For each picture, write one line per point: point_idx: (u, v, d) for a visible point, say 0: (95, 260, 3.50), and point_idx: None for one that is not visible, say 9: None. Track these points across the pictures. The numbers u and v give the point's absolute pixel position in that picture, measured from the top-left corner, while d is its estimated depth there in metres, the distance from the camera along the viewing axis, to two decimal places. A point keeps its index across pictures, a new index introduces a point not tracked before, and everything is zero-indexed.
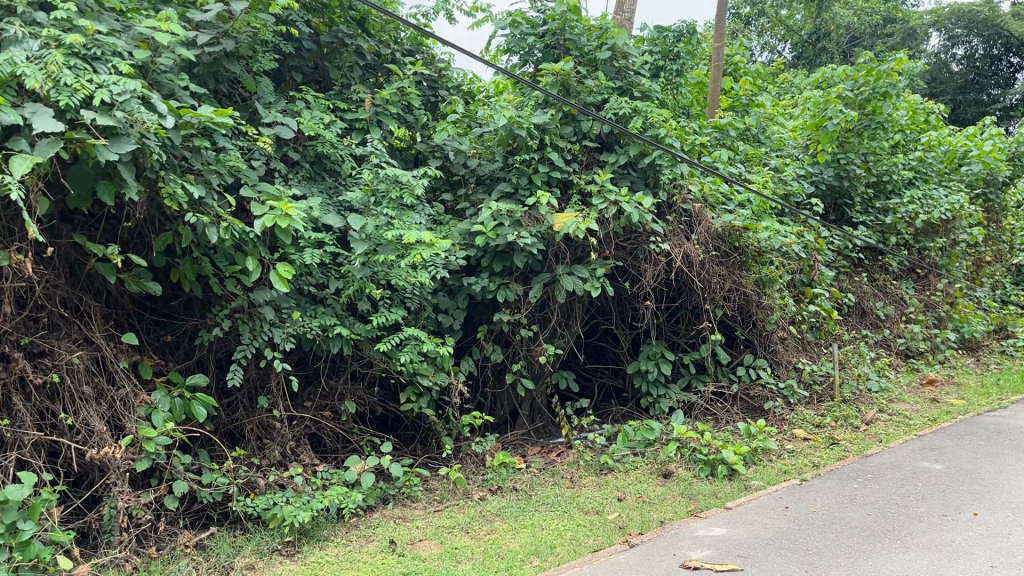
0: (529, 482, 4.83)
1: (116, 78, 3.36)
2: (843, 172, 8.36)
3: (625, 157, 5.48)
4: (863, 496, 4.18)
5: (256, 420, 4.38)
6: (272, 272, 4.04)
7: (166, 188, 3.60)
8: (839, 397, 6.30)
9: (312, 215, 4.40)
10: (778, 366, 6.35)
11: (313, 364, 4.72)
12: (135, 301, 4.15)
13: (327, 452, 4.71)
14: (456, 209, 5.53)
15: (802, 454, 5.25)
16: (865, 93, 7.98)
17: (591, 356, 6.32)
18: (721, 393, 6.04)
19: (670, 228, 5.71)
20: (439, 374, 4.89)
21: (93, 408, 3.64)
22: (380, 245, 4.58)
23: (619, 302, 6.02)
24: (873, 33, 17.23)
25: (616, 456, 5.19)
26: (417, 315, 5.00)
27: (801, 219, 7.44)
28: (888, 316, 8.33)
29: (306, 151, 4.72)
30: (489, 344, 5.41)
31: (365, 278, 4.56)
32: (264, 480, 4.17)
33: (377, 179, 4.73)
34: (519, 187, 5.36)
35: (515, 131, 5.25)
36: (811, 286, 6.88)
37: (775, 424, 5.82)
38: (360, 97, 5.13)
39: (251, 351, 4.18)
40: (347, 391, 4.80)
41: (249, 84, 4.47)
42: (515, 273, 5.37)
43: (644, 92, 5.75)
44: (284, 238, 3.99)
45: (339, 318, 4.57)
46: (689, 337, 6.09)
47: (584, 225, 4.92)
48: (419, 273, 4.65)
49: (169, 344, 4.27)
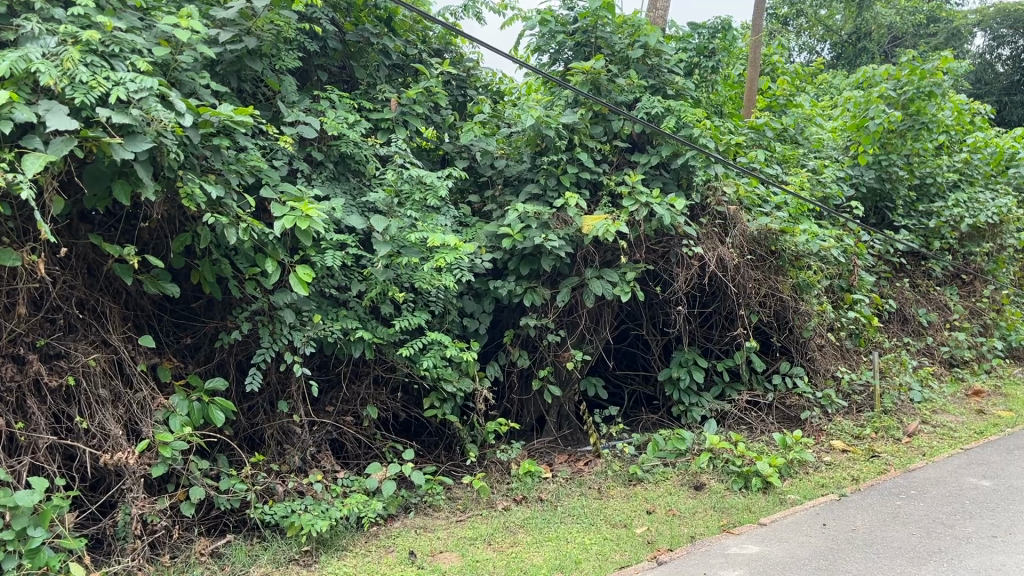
0: (555, 492, 4.69)
1: (134, 75, 3.29)
2: (884, 174, 8.10)
3: (657, 157, 5.32)
4: (906, 514, 3.97)
5: (276, 424, 4.29)
6: (292, 274, 3.96)
7: (184, 188, 3.53)
8: (880, 407, 6.06)
9: (333, 215, 4.29)
10: (816, 374, 6.13)
11: (335, 368, 4.63)
12: (155, 302, 4.09)
13: (349, 458, 4.61)
14: (483, 210, 5.40)
15: (841, 467, 5.04)
16: (909, 93, 7.76)
17: (621, 362, 6.16)
18: (756, 402, 5.84)
19: (704, 230, 5.53)
20: (463, 380, 4.77)
21: (109, 412, 3.59)
22: (404, 247, 4.48)
23: (650, 307, 5.85)
24: (916, 34, 16.79)
25: (646, 467, 5.03)
26: (442, 319, 4.89)
27: (841, 222, 7.20)
28: (931, 323, 8.04)
29: (330, 151, 4.61)
30: (516, 349, 5.28)
31: (388, 281, 4.46)
32: (283, 486, 4.09)
33: (401, 180, 4.63)
34: (547, 188, 5.22)
35: (543, 131, 5.12)
36: (850, 292, 6.66)
37: (811, 434, 5.61)
38: (386, 96, 5.03)
39: (271, 354, 4.09)
40: (370, 395, 4.69)
41: (272, 83, 4.39)
42: (543, 276, 5.23)
43: (678, 91, 5.58)
44: (304, 240, 3.91)
45: (361, 321, 4.46)
46: (723, 344, 5.90)
47: (614, 228, 4.77)
48: (443, 276, 4.54)
49: (188, 347, 4.20)
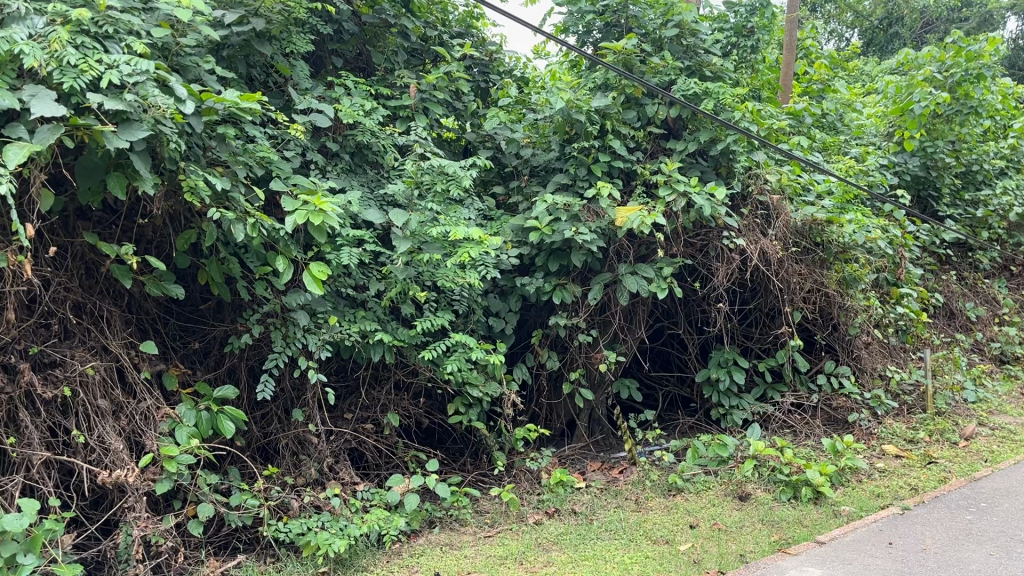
0: (590, 504, 4.37)
1: (128, 57, 3.01)
2: (930, 161, 7.78)
3: (694, 143, 4.98)
4: (980, 531, 3.61)
5: (291, 434, 4.03)
6: (305, 273, 3.66)
7: (187, 181, 3.25)
8: (933, 409, 5.68)
9: (349, 209, 4.00)
10: (863, 374, 5.76)
11: (353, 373, 4.34)
12: (160, 304, 3.83)
13: (370, 468, 4.32)
14: (508, 203, 5.10)
15: (896, 475, 4.67)
16: (956, 76, 7.26)
17: (656, 363, 5.82)
18: (800, 404, 5.48)
19: (744, 221, 5.17)
20: (490, 384, 4.46)
21: (109, 424, 3.33)
22: (426, 243, 4.19)
23: (687, 303, 5.52)
24: (950, 17, 16.15)
25: (686, 475, 4.69)
26: (466, 319, 4.58)
27: (885, 212, 6.81)
28: (979, 318, 7.61)
29: (346, 141, 4.33)
30: (545, 350, 4.96)
31: (408, 279, 4.14)
32: (299, 501, 3.82)
33: (422, 170, 4.30)
34: (577, 178, 4.89)
35: (573, 116, 4.80)
36: (897, 286, 6.26)
37: (862, 439, 5.24)
38: (405, 82, 4.73)
39: (284, 359, 3.80)
40: (391, 402, 4.40)
41: (282, 69, 4.10)
42: (573, 273, 4.91)
43: (716, 73, 5.24)
44: (318, 237, 3.61)
45: (381, 323, 4.16)
46: (764, 343, 5.55)
47: (650, 220, 4.44)
48: (468, 273, 4.23)
49: (196, 352, 3.95)
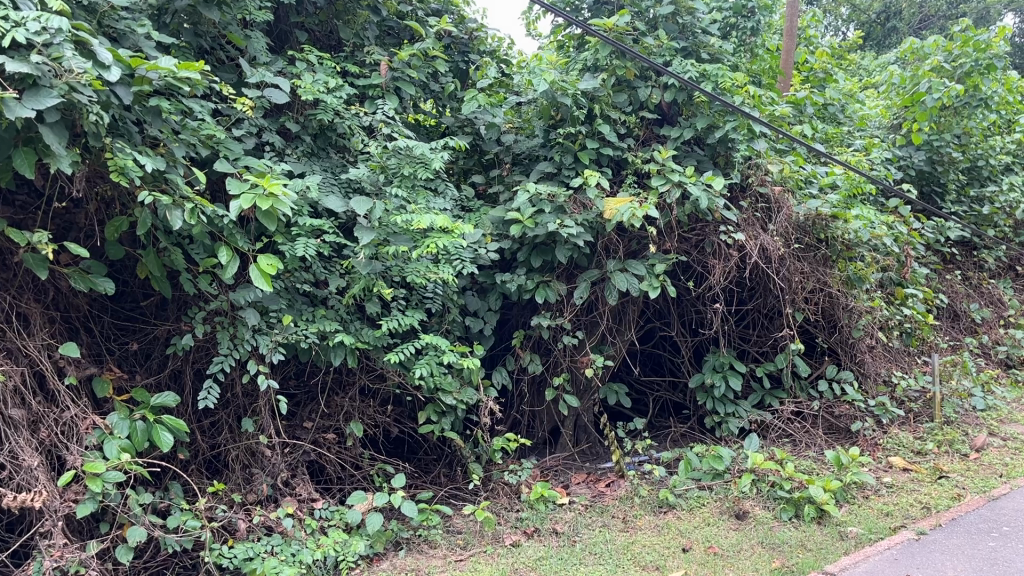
0: (573, 522, 3.98)
1: (38, 13, 2.61)
2: (935, 156, 7.41)
3: (691, 130, 4.59)
4: (1007, 562, 3.26)
5: (241, 446, 3.64)
6: (253, 267, 3.23)
7: (113, 161, 2.85)
8: (941, 418, 5.32)
9: (307, 195, 3.59)
10: (866, 380, 5.40)
11: (313, 378, 3.95)
12: (92, 301, 3.43)
13: (332, 482, 3.94)
14: (488, 193, 4.71)
15: (905, 492, 4.30)
16: (966, 66, 6.91)
17: (646, 366, 5.45)
18: (799, 412, 5.12)
19: (744, 215, 4.79)
20: (465, 390, 4.07)
21: (23, 438, 2.95)
22: (393, 235, 3.78)
23: (680, 303, 5.14)
24: (948, 14, 15.77)
25: (679, 491, 4.30)
26: (440, 319, 4.17)
27: (890, 208, 6.46)
28: (984, 319, 7.23)
29: (308, 122, 3.94)
30: (526, 353, 4.58)
31: (373, 275, 3.74)
32: (247, 522, 3.43)
33: (390, 154, 3.90)
34: (563, 166, 4.49)
35: (558, 99, 4.39)
36: (902, 286, 5.91)
37: (867, 450, 4.87)
38: (375, 58, 4.32)
39: (230, 363, 3.39)
40: (356, 409, 4.00)
41: (235, 39, 3.69)
42: (558, 269, 4.52)
43: (714, 55, 4.84)
44: (268, 225, 3.19)
45: (343, 323, 3.76)
46: (762, 346, 5.18)
47: (642, 212, 4.05)
48: (441, 268, 3.84)
49: (134, 355, 3.56)
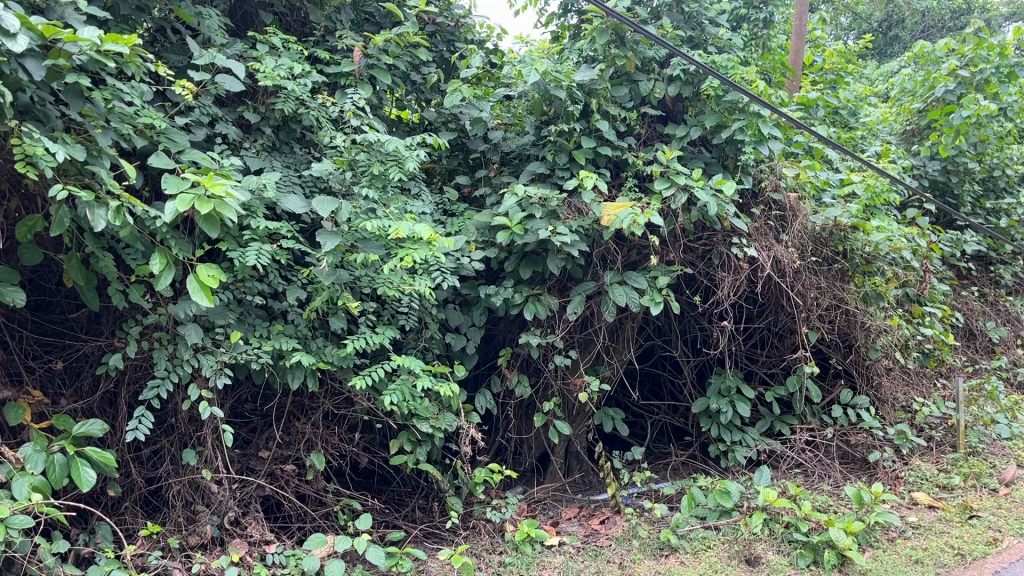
0: (563, 568, 3.50)
1: None
2: (950, 165, 6.98)
3: (697, 129, 4.14)
4: None
5: (183, 480, 3.18)
6: (191, 277, 2.76)
7: (20, 148, 2.39)
8: (966, 448, 4.85)
9: (262, 194, 3.13)
10: (883, 405, 4.94)
11: (270, 402, 3.49)
12: (9, 314, 2.98)
13: (291, 519, 3.47)
14: (474, 196, 4.27)
15: (934, 534, 3.83)
16: (985, 73, 6.40)
17: (644, 387, 4.99)
18: (812, 440, 4.66)
19: (755, 224, 4.36)
20: (443, 417, 3.61)
21: None
22: (361, 241, 3.32)
23: (683, 321, 4.69)
24: None
25: (681, 531, 3.83)
26: (416, 335, 3.72)
27: (907, 219, 6.03)
28: (1002, 339, 6.77)
29: (269, 113, 3.49)
30: (513, 374, 4.13)
31: (338, 286, 3.28)
32: (185, 571, 2.94)
33: (360, 148, 3.43)
34: (556, 167, 4.04)
35: (551, 92, 3.92)
36: (921, 303, 5.46)
37: (888, 483, 4.41)
38: (348, 44, 3.87)
39: (168, 388, 2.93)
40: (318, 437, 3.53)
41: (183, 16, 3.24)
42: (550, 281, 4.08)
43: (723, 49, 4.37)
44: (210, 232, 2.71)
45: (303, 341, 3.29)
46: (771, 367, 4.74)
47: (643, 218, 3.61)
48: (417, 279, 3.39)
49: (61, 375, 3.10)
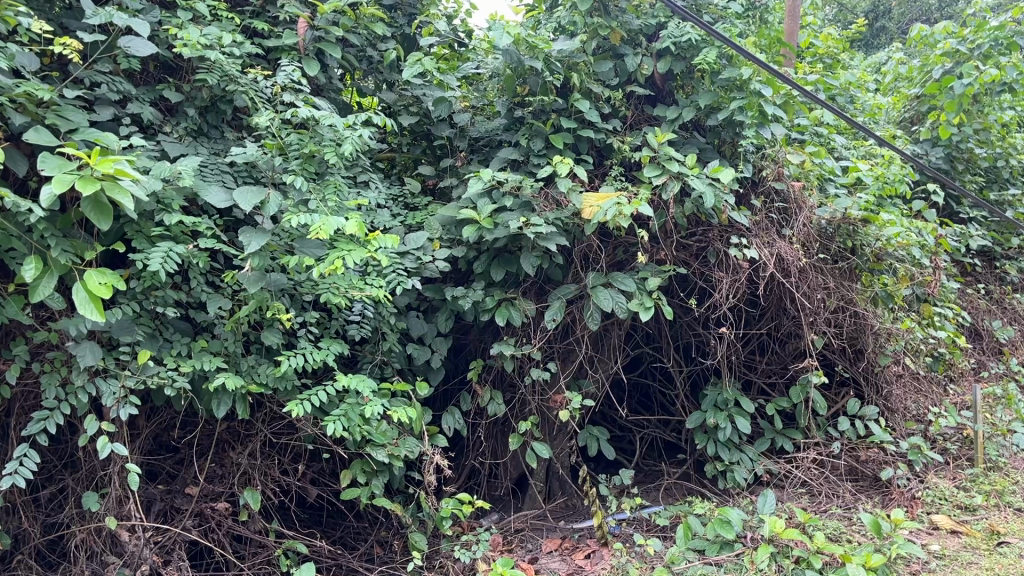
0: None
1: None
2: (953, 152, 6.52)
3: (691, 110, 3.67)
4: None
5: (87, 528, 2.68)
6: (78, 286, 2.24)
7: None
8: (986, 462, 4.35)
9: (174, 184, 2.61)
10: (894, 415, 4.43)
11: (198, 431, 2.97)
12: None
13: (223, 566, 2.96)
14: (439, 187, 3.77)
15: (961, 566, 3.34)
16: (985, 46, 5.96)
17: (633, 400, 4.52)
18: (820, 457, 4.16)
19: (756, 218, 3.92)
20: (402, 443, 3.10)
21: None
22: (299, 240, 2.84)
23: (675, 326, 4.23)
24: None
25: (676, 568, 3.31)
26: (372, 348, 3.22)
27: (911, 211, 5.56)
28: (1010, 339, 6.30)
29: (196, 92, 2.99)
30: (484, 390, 3.64)
31: (271, 292, 2.76)
32: None
33: (300, 131, 2.92)
34: (531, 153, 3.56)
35: (527, 64, 3.44)
36: (930, 303, 4.99)
37: (906, 505, 3.90)
38: (290, 13, 3.35)
39: (58, 421, 2.44)
40: (256, 469, 3.01)
41: None
42: (525, 283, 3.59)
43: (719, 19, 3.90)
44: (101, 221, 2.20)
45: (232, 359, 2.78)
46: (773, 376, 4.29)
47: (629, 209, 3.15)
48: (369, 284, 2.89)
49: None
